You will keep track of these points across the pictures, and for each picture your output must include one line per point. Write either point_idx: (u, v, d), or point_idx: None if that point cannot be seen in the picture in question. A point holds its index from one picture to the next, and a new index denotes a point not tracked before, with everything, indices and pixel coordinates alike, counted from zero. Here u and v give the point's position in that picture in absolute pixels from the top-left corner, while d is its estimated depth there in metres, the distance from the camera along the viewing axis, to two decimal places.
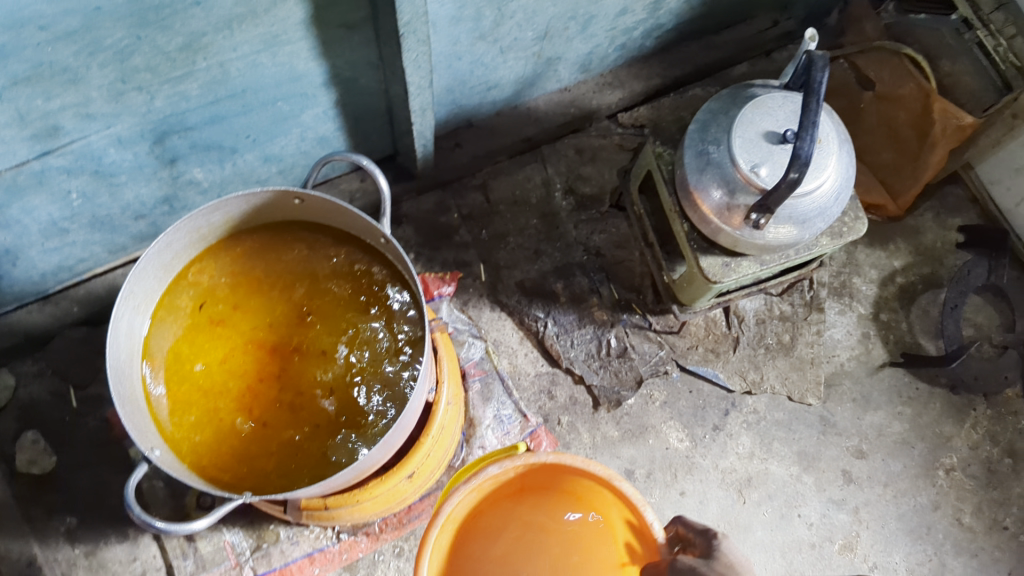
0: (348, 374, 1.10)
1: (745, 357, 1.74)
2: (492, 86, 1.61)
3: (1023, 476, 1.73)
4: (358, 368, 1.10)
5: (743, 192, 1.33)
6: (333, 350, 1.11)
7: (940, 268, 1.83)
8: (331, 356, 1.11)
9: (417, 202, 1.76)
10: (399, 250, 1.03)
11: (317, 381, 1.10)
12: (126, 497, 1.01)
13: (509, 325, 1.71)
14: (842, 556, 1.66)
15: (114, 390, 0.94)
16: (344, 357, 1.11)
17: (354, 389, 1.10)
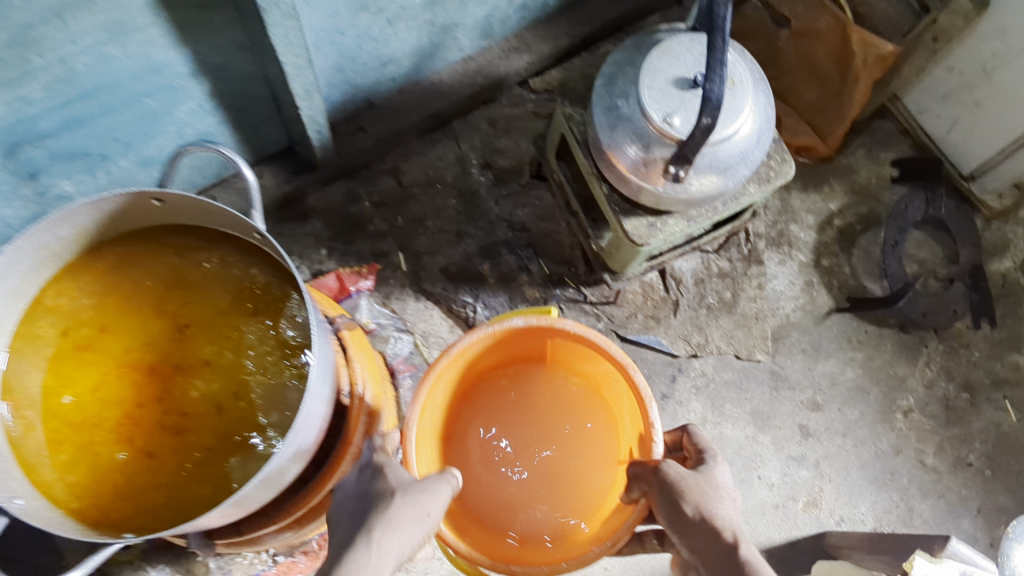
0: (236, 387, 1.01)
1: (687, 320, 1.66)
2: (386, 61, 1.50)
3: (982, 409, 1.68)
4: (247, 379, 1.01)
5: (658, 146, 1.24)
6: (219, 362, 1.02)
7: (878, 206, 1.76)
8: (216, 369, 1.02)
9: (324, 194, 1.65)
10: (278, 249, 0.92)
11: (202, 399, 1.01)
12: None
13: (436, 314, 1.62)
14: (807, 513, 1.59)
15: None
16: (230, 367, 1.02)
17: (244, 403, 1.01)
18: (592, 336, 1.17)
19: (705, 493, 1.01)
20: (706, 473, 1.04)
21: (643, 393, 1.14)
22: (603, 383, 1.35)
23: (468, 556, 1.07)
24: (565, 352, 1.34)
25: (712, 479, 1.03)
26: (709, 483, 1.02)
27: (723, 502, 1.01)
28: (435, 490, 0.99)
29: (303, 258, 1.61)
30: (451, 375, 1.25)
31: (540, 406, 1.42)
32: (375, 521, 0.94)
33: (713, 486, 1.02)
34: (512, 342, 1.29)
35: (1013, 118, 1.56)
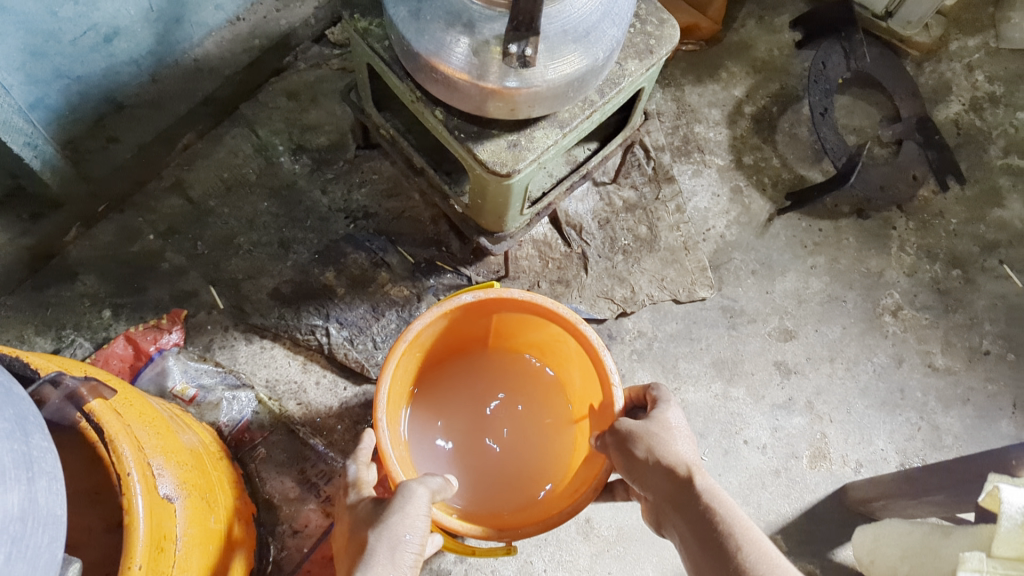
0: None
1: (603, 273, 1.29)
2: (111, 35, 1.08)
3: (981, 284, 1.35)
4: None
5: (486, 20, 0.87)
6: None
7: (789, 79, 1.44)
8: None
9: (91, 238, 1.22)
10: None
11: None
12: None
13: (279, 353, 1.20)
14: (816, 470, 1.22)
15: None
16: None
17: None
18: (542, 299, 0.94)
19: (658, 437, 0.77)
20: (657, 414, 0.81)
21: (597, 348, 0.92)
22: (550, 353, 1.08)
23: (458, 530, 0.83)
24: (509, 330, 1.07)
25: (668, 421, 0.80)
26: (663, 427, 0.79)
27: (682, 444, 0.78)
28: (414, 495, 0.75)
29: (81, 328, 1.16)
30: (404, 372, 0.98)
31: (491, 391, 1.11)
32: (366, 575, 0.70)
33: (668, 430, 0.79)
34: (459, 325, 1.03)
35: None
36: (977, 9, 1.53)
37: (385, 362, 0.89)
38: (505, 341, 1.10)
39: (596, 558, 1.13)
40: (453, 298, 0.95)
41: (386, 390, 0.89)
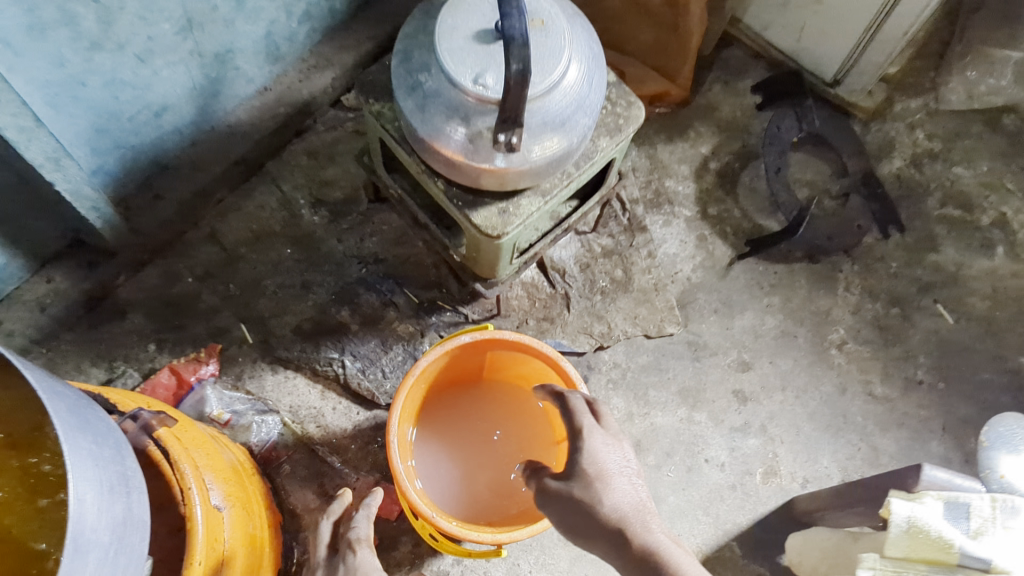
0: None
1: (584, 311, 1.47)
2: (160, 110, 1.26)
3: (917, 321, 1.54)
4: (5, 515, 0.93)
5: (479, 115, 1.05)
6: None
7: (751, 138, 1.62)
8: None
9: (137, 281, 1.40)
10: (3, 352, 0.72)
11: None
12: None
13: (301, 382, 1.38)
14: (767, 485, 1.41)
15: None
16: None
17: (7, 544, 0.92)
18: (529, 340, 1.14)
19: (585, 505, 0.87)
20: (576, 470, 0.90)
21: (574, 381, 1.11)
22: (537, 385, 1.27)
23: (458, 534, 1.03)
24: (502, 366, 1.26)
25: (589, 476, 0.90)
26: (586, 487, 0.89)
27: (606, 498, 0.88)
28: None
29: (130, 360, 1.35)
30: (412, 401, 1.18)
31: (490, 421, 1.29)
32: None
33: (591, 488, 0.88)
34: (460, 361, 1.23)
35: (857, 6, 1.43)
36: (921, 73, 1.71)
37: (395, 393, 1.11)
38: (500, 374, 1.29)
39: (574, 561, 1.32)
40: (453, 339, 1.15)
41: (397, 414, 1.12)
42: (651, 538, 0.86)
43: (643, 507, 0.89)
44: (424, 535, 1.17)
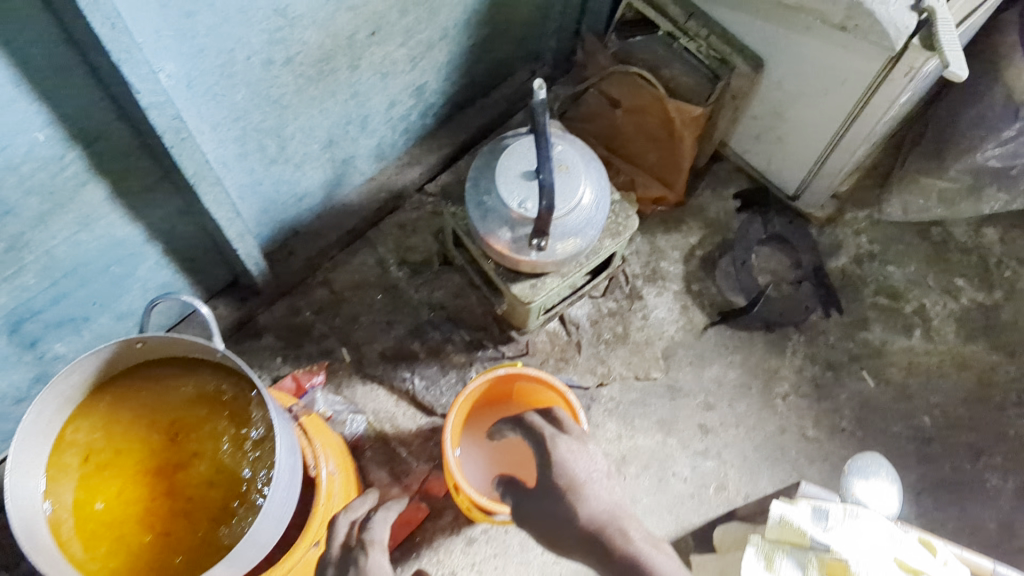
0: (219, 465, 1.30)
1: (591, 355, 1.98)
2: (302, 196, 1.82)
3: (846, 382, 2.02)
4: (227, 455, 1.30)
5: (522, 225, 1.58)
6: (198, 452, 1.30)
7: (729, 233, 2.14)
8: (199, 456, 1.30)
9: (271, 312, 1.96)
10: (235, 357, 1.23)
11: (194, 480, 1.29)
12: None
13: (382, 392, 1.91)
14: (718, 496, 1.90)
15: (20, 539, 1.07)
16: (211, 450, 1.31)
17: (228, 474, 1.29)
18: (547, 377, 1.66)
19: (563, 510, 1.40)
20: (554, 486, 1.42)
21: (575, 409, 1.63)
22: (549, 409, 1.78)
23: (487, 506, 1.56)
24: (526, 393, 1.77)
25: (563, 489, 1.41)
26: (564, 497, 1.41)
27: (577, 502, 1.40)
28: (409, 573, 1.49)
29: (263, 368, 1.90)
30: (459, 411, 1.70)
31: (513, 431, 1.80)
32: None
33: (566, 498, 1.41)
34: (496, 386, 1.75)
35: (808, 146, 1.93)
36: (868, 190, 2.21)
37: (451, 405, 1.65)
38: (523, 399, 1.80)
39: None
40: (493, 371, 1.68)
41: (451, 419, 1.65)
42: (613, 526, 1.37)
43: (604, 504, 1.41)
44: (462, 506, 1.69)
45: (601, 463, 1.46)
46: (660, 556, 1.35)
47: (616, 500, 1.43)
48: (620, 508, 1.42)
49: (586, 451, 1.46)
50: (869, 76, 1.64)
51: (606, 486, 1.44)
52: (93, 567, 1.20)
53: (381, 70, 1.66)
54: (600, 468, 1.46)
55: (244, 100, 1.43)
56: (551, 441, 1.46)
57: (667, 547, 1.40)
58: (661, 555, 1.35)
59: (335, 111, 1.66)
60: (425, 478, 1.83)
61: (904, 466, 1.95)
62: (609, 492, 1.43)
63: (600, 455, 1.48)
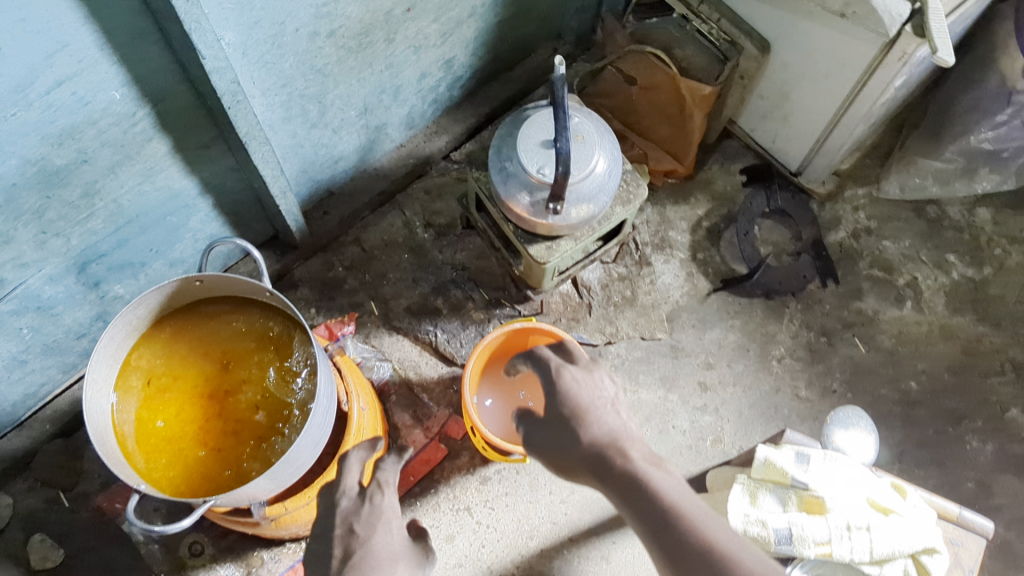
0: (264, 392, 1.47)
1: (600, 316, 2.13)
2: (338, 159, 1.98)
3: (839, 348, 2.16)
4: (272, 383, 1.47)
5: (539, 190, 1.72)
6: (246, 380, 1.47)
7: (734, 206, 2.27)
8: (246, 383, 1.47)
9: (306, 266, 2.12)
10: (283, 296, 1.39)
11: (242, 404, 1.45)
12: (127, 517, 1.29)
13: (407, 343, 2.07)
14: (715, 448, 2.05)
15: (96, 440, 1.24)
16: (257, 379, 1.48)
17: (273, 400, 1.46)
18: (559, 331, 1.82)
19: (567, 435, 1.24)
20: (558, 414, 1.26)
21: None
22: None
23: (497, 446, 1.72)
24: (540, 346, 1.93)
25: (567, 416, 1.25)
26: (567, 424, 1.24)
27: (579, 425, 1.24)
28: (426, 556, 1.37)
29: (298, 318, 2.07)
30: (477, 359, 1.86)
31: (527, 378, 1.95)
32: (372, 531, 1.28)
33: (571, 424, 1.24)
34: (512, 339, 1.90)
35: (810, 125, 2.06)
36: (869, 169, 2.34)
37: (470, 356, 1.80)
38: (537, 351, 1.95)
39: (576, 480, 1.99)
40: (510, 325, 1.83)
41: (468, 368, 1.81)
42: (619, 450, 1.21)
43: (610, 429, 1.24)
44: (478, 444, 1.86)
45: (611, 390, 1.31)
46: (664, 478, 1.18)
47: (623, 425, 1.27)
48: (626, 432, 1.25)
49: (594, 380, 1.32)
50: (865, 60, 1.76)
51: (614, 411, 1.28)
52: (155, 475, 1.37)
53: (414, 43, 1.80)
54: (608, 395, 1.30)
55: (291, 68, 1.58)
56: (556, 367, 1.31)
57: (675, 472, 1.23)
58: (664, 477, 1.18)
59: (371, 81, 1.81)
60: (445, 422, 1.99)
61: (890, 427, 2.09)
62: (617, 417, 1.27)
63: (610, 382, 1.34)
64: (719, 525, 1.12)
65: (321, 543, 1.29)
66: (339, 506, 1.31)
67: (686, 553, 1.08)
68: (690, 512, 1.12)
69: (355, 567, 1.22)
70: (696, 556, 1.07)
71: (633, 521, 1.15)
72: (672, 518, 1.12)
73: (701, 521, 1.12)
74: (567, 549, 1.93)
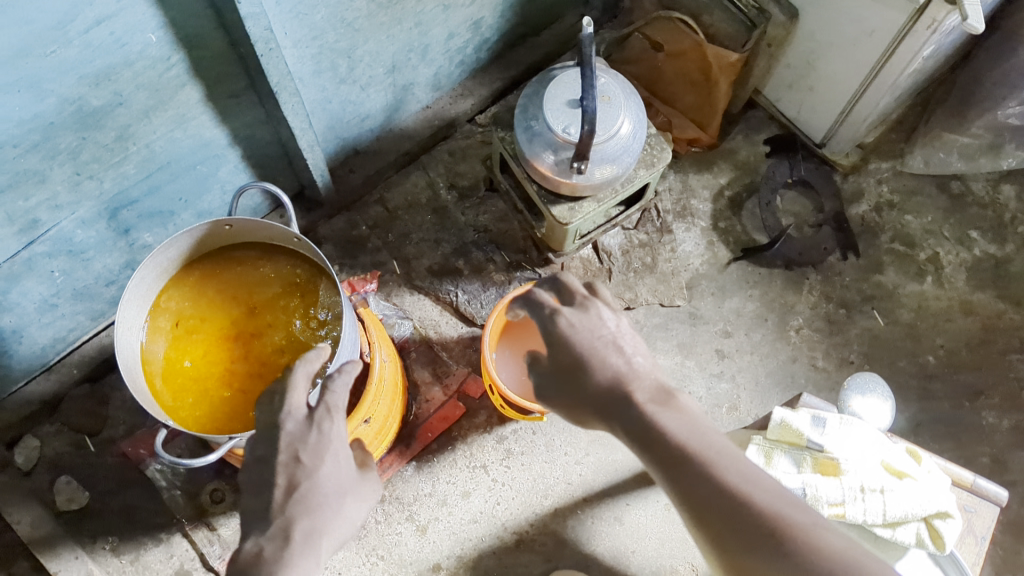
0: (290, 337, 1.48)
1: (620, 282, 2.14)
2: (365, 117, 2.00)
3: (857, 320, 2.16)
4: (298, 329, 1.49)
5: (564, 149, 1.73)
6: (273, 325, 1.49)
7: (757, 176, 2.28)
8: (273, 329, 1.49)
9: (330, 224, 2.14)
10: (309, 241, 1.41)
11: (268, 348, 1.47)
12: (154, 450, 1.32)
13: (427, 302, 2.10)
14: (730, 415, 2.06)
15: (122, 368, 1.27)
16: (285, 324, 1.49)
17: (300, 345, 1.48)
18: None
19: (577, 387, 1.26)
20: (563, 365, 1.27)
21: None
22: None
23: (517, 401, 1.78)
24: None
25: (572, 366, 1.26)
26: (575, 374, 1.26)
27: (583, 372, 1.25)
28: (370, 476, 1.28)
29: None
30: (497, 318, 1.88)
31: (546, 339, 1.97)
32: (319, 462, 1.18)
33: (578, 375, 1.26)
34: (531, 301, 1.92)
35: (836, 95, 2.06)
36: (893, 143, 2.33)
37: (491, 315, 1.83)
38: None
39: (591, 442, 2.01)
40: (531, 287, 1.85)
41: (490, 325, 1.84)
42: (625, 394, 1.22)
43: (614, 373, 1.24)
44: (496, 402, 1.89)
45: (609, 325, 1.29)
46: (673, 417, 1.18)
47: (626, 361, 1.26)
48: (630, 370, 1.25)
49: (589, 317, 1.30)
50: (895, 28, 1.76)
51: (616, 350, 1.27)
52: (181, 412, 1.40)
53: (444, 2, 1.81)
54: (609, 330, 1.29)
55: (323, 21, 1.59)
56: (553, 311, 1.30)
57: (686, 405, 1.23)
58: (674, 417, 1.18)
59: (400, 39, 1.82)
60: (464, 381, 2.01)
61: (906, 400, 2.10)
62: (619, 355, 1.26)
63: (610, 313, 1.32)
64: (735, 461, 1.11)
65: (259, 469, 1.19)
66: (284, 429, 1.19)
67: (701, 496, 1.08)
68: (705, 452, 1.12)
69: (299, 505, 1.14)
70: (712, 499, 1.07)
71: (648, 464, 1.17)
72: (676, 459, 1.12)
73: (710, 457, 1.12)
74: (581, 509, 1.96)
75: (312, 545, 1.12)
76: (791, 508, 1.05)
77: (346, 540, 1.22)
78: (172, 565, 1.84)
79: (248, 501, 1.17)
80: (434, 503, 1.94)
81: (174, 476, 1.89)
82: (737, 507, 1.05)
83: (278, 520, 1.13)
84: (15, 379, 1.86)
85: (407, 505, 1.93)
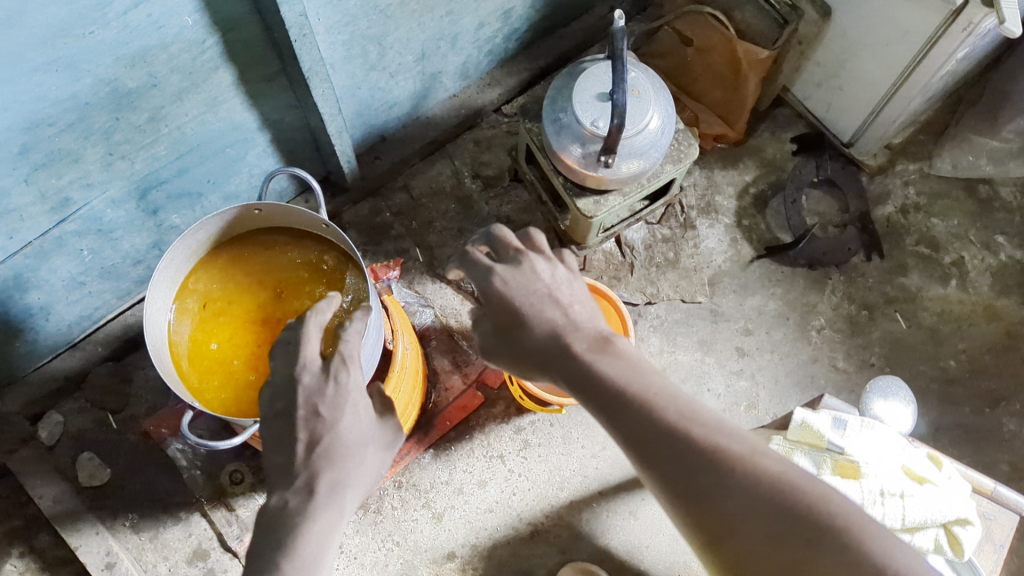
0: None
1: (642, 277, 2.14)
2: (392, 104, 2.01)
3: (879, 322, 2.15)
4: None
5: (592, 142, 1.73)
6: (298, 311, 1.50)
7: (783, 174, 2.27)
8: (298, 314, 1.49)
9: (354, 210, 2.15)
10: (336, 228, 1.41)
11: None
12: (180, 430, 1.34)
13: (449, 292, 2.10)
14: (748, 413, 2.06)
15: (149, 346, 1.29)
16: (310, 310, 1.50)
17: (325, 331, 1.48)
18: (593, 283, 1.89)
19: (516, 344, 1.17)
20: (500, 323, 1.18)
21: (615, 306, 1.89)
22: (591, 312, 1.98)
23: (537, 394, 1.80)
24: None
25: (511, 325, 1.17)
26: (514, 332, 1.17)
27: (522, 330, 1.17)
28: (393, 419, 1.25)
29: None
30: None
31: None
32: (339, 415, 1.16)
33: (518, 333, 1.17)
34: None
35: (866, 96, 2.04)
36: (922, 145, 2.31)
37: None
38: None
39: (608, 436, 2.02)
40: None
41: None
42: (563, 346, 1.14)
43: (553, 327, 1.16)
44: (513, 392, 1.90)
45: (546, 277, 1.18)
46: (613, 363, 1.12)
47: (564, 313, 1.17)
48: (569, 323, 1.17)
49: (526, 271, 1.18)
50: (929, 31, 1.75)
51: (554, 302, 1.18)
52: (205, 394, 1.41)
53: None
54: (543, 283, 1.18)
55: (355, 8, 1.59)
56: (485, 267, 1.19)
57: (625, 346, 1.17)
58: (614, 362, 1.12)
59: (431, 27, 1.82)
60: (482, 370, 2.00)
61: (927, 404, 2.09)
62: (557, 308, 1.17)
63: (545, 262, 1.20)
64: (675, 399, 1.08)
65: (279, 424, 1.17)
66: (301, 382, 1.17)
67: (642, 435, 1.05)
68: (646, 392, 1.08)
69: (323, 459, 1.13)
70: (653, 436, 1.04)
71: (591, 412, 1.12)
72: (619, 404, 1.08)
73: (650, 396, 1.08)
74: (597, 502, 1.96)
75: (336, 498, 1.12)
76: (731, 439, 1.03)
77: (370, 490, 1.21)
78: (190, 544, 1.86)
79: (270, 457, 1.16)
80: (450, 491, 1.95)
81: (194, 457, 1.90)
82: (679, 442, 1.03)
83: (302, 475, 1.12)
84: (41, 355, 1.88)
85: (423, 493, 1.94)
